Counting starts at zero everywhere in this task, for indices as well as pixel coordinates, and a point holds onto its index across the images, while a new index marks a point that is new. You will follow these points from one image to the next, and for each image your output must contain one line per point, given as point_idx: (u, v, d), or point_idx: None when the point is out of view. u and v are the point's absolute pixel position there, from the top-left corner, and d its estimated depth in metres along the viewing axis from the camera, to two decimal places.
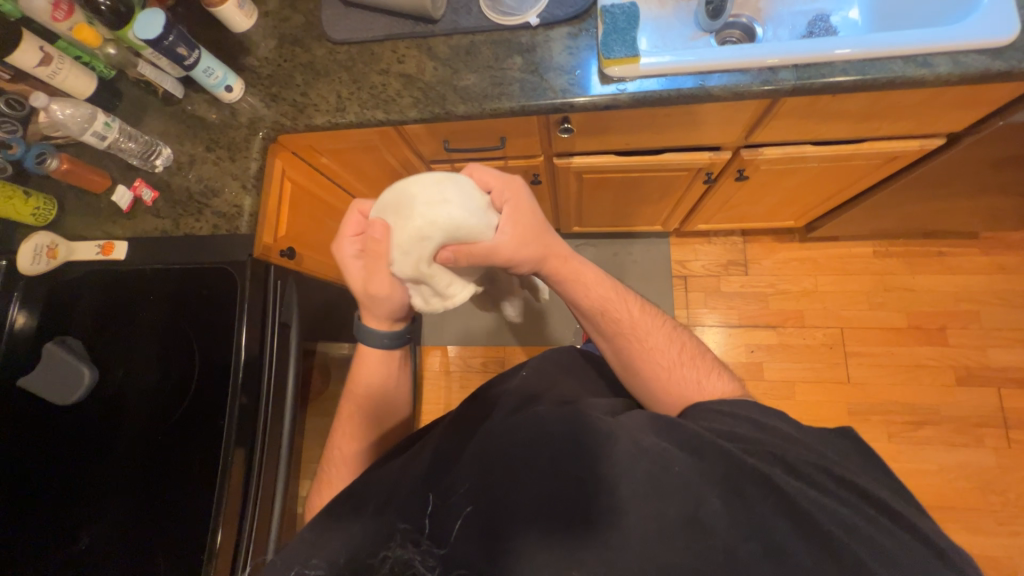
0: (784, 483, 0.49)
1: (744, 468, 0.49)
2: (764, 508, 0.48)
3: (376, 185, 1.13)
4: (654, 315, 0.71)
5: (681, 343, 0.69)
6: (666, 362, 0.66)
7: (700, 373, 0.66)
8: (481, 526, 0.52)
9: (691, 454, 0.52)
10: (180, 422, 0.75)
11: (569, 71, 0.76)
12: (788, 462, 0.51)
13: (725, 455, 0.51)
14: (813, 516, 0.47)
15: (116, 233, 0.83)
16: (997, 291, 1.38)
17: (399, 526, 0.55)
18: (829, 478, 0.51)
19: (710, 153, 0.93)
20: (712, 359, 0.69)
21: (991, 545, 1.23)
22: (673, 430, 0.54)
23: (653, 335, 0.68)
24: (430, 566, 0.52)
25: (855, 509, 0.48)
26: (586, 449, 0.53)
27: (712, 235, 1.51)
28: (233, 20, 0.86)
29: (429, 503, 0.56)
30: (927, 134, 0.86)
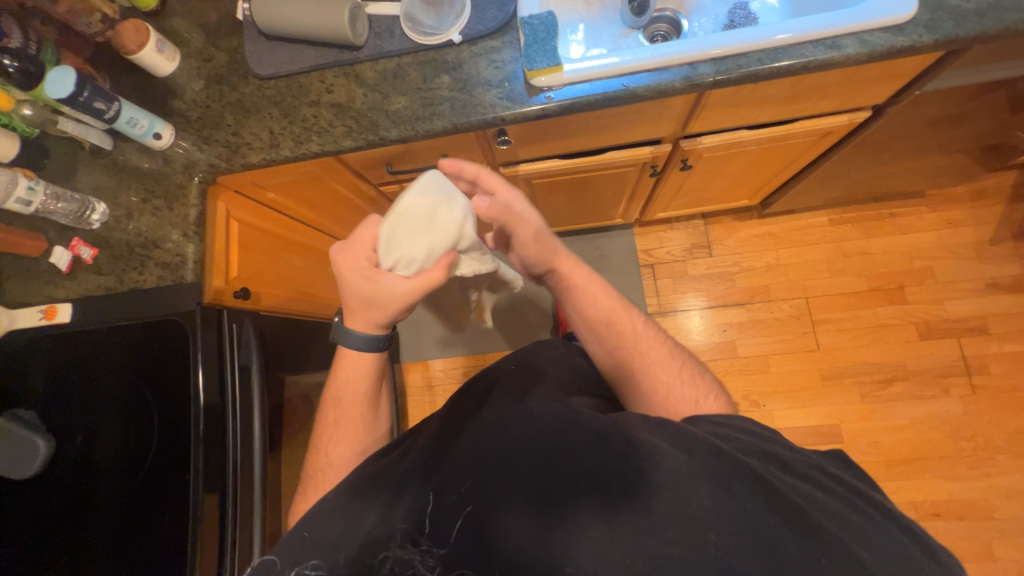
0: (774, 478, 0.49)
1: (735, 466, 0.49)
2: (755, 504, 0.47)
3: (329, 213, 1.12)
4: (658, 333, 0.70)
5: (683, 362, 0.68)
6: (666, 378, 0.66)
7: (698, 391, 0.65)
8: (480, 526, 0.51)
9: (683, 451, 0.51)
10: (148, 477, 0.75)
11: (496, 85, 0.77)
12: (778, 459, 0.52)
13: (719, 452, 0.51)
14: (805, 512, 0.47)
15: (58, 296, 0.82)
16: (949, 245, 1.43)
17: (397, 527, 0.53)
18: (820, 476, 0.51)
19: (652, 147, 0.95)
20: (711, 381, 0.68)
21: (968, 489, 1.28)
22: (663, 428, 0.54)
23: (657, 352, 0.68)
24: (430, 566, 0.50)
25: (846, 505, 0.49)
26: (581, 451, 0.53)
27: (674, 221, 1.54)
28: (155, 65, 0.83)
29: (429, 502, 0.54)
30: (853, 108, 0.89)
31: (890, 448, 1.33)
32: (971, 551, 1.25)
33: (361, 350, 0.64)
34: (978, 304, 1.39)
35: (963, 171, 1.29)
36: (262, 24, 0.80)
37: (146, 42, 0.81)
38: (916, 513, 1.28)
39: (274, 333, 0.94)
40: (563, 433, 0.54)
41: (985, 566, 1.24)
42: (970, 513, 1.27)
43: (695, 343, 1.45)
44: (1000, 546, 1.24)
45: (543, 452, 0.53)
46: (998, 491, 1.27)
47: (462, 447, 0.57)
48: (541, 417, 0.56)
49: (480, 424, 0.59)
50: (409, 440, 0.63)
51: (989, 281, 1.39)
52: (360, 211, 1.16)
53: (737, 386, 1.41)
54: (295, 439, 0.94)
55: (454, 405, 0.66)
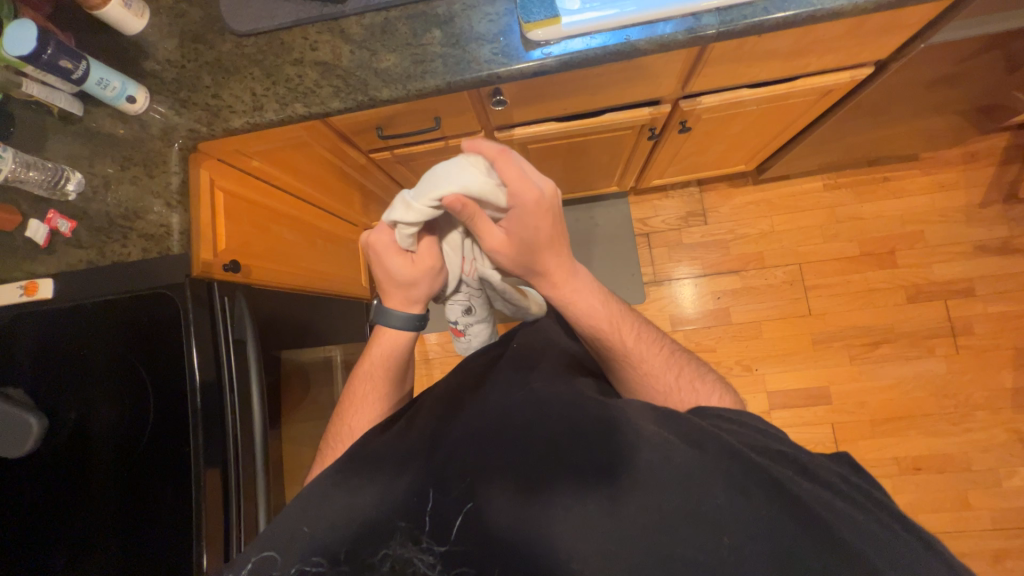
0: (794, 485, 0.45)
1: (750, 468, 0.46)
2: (770, 507, 0.44)
3: (318, 182, 1.08)
4: (652, 338, 0.65)
5: (680, 366, 0.64)
6: (663, 387, 0.62)
7: (697, 396, 0.61)
8: (483, 524, 0.46)
9: (693, 446, 0.47)
10: (148, 451, 0.74)
11: (491, 40, 0.73)
12: (797, 463, 0.48)
13: (731, 450, 0.47)
14: (825, 519, 0.43)
15: (38, 272, 0.76)
16: (939, 209, 1.44)
17: (398, 524, 0.47)
18: (841, 483, 0.47)
19: (651, 108, 0.92)
20: (712, 379, 0.65)
21: (947, 444, 1.34)
22: (673, 422, 0.50)
23: (653, 361, 0.63)
24: (431, 564, 0.45)
25: (871, 517, 0.45)
26: (589, 442, 0.49)
27: (669, 189, 1.52)
28: (123, 22, 0.79)
29: (429, 499, 0.48)
30: (855, 65, 0.87)
31: (876, 407, 1.38)
32: (949, 502, 1.31)
33: (402, 328, 0.67)
34: (966, 266, 1.41)
35: (959, 133, 1.28)
36: None
37: None
38: (898, 467, 1.34)
39: (269, 306, 0.92)
40: (570, 423, 0.50)
41: (960, 515, 1.30)
42: (949, 467, 1.33)
43: (691, 311, 1.46)
44: (975, 496, 1.31)
45: (550, 441, 0.49)
46: (976, 445, 1.33)
47: (458, 426, 0.53)
48: (547, 403, 0.52)
49: (482, 406, 0.55)
50: (405, 415, 0.58)
51: (977, 243, 1.41)
52: (349, 181, 1.13)
53: (730, 352, 1.43)
54: (293, 413, 0.94)
55: (453, 380, 0.62)
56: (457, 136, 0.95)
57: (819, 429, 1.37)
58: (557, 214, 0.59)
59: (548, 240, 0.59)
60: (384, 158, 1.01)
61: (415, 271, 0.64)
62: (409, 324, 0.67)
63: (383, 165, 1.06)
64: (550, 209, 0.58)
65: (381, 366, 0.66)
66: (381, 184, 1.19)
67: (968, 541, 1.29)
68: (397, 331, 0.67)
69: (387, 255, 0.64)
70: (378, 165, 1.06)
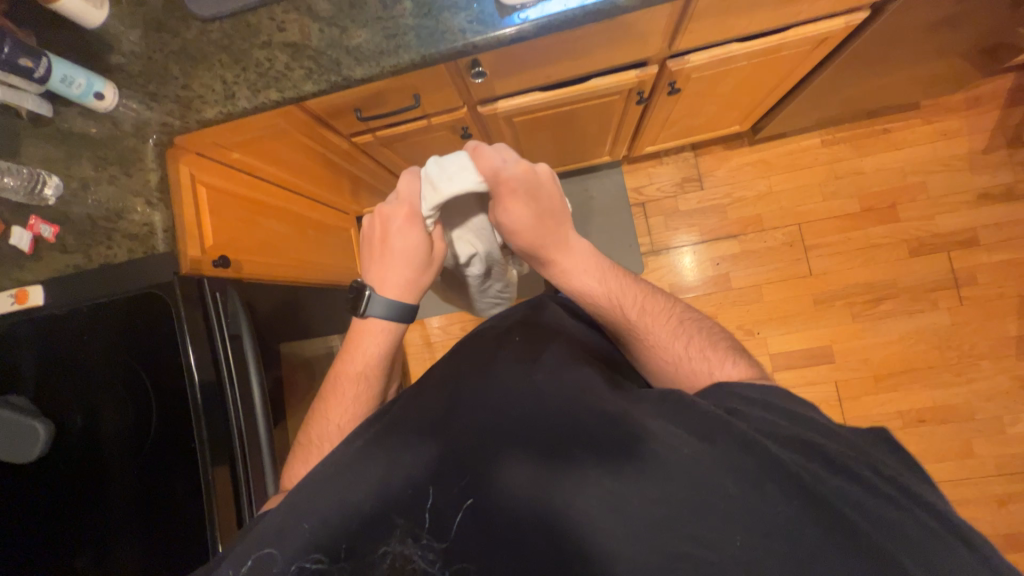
0: (811, 478, 0.43)
1: (765, 462, 0.43)
2: (786, 506, 0.42)
3: (302, 170, 1.06)
4: (660, 308, 0.63)
5: (689, 335, 0.61)
6: (672, 357, 0.60)
7: (709, 365, 0.58)
8: (482, 515, 0.46)
9: (702, 438, 0.46)
10: (155, 449, 0.75)
11: (465, 8, 0.70)
12: (825, 455, 0.44)
13: (743, 442, 0.45)
14: (850, 520, 0.41)
15: (27, 280, 0.76)
16: (942, 157, 1.40)
17: (396, 522, 0.47)
18: (873, 475, 0.43)
19: (638, 71, 0.89)
20: (726, 346, 0.60)
21: (951, 395, 1.34)
22: (679, 410, 0.49)
23: (659, 331, 0.61)
24: (431, 560, 0.45)
25: (911, 520, 0.41)
26: (593, 436, 0.48)
27: (663, 155, 1.48)
28: (82, 15, 0.75)
29: (428, 496, 0.48)
30: (849, 9, 0.83)
31: (880, 363, 1.37)
32: (952, 451, 1.33)
33: (385, 319, 0.66)
34: (970, 215, 1.38)
35: (961, 76, 1.23)
36: None
37: None
38: (902, 421, 1.35)
39: (265, 299, 0.91)
40: (571, 425, 0.49)
41: (964, 463, 1.32)
42: (953, 417, 1.34)
43: (690, 279, 1.45)
44: (979, 444, 1.32)
45: (552, 437, 0.49)
46: (980, 395, 1.34)
47: (458, 418, 0.52)
48: (549, 399, 0.51)
49: (481, 397, 0.53)
50: (403, 403, 0.56)
51: (981, 191, 1.38)
52: (334, 168, 1.10)
53: (731, 317, 1.43)
54: (297, 404, 0.94)
55: (454, 363, 0.60)
56: (440, 113, 0.92)
57: (823, 387, 1.38)
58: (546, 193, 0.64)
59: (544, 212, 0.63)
60: (367, 141, 0.98)
61: (431, 254, 0.67)
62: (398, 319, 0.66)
63: (367, 149, 1.04)
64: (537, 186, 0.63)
65: (373, 368, 0.64)
66: (369, 170, 1.17)
67: (972, 488, 1.31)
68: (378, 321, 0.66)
69: (406, 230, 0.64)
70: (362, 150, 1.04)
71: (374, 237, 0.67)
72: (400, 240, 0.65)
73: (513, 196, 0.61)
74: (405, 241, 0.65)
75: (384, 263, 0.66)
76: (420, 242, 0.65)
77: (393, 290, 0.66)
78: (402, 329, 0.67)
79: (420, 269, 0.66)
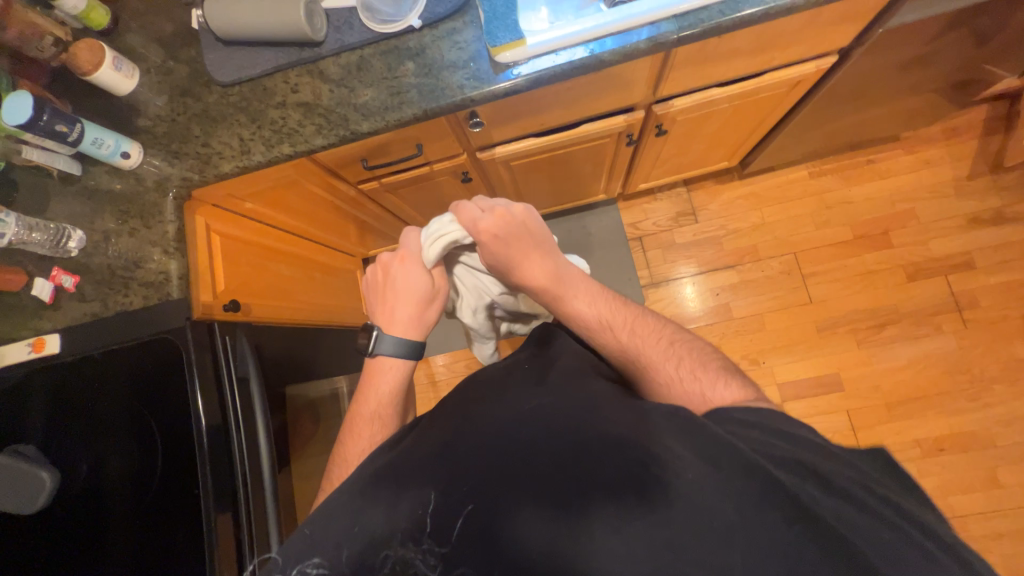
0: (811, 500, 0.42)
1: (768, 487, 0.42)
2: (788, 531, 0.40)
3: (310, 217, 1.11)
4: (651, 331, 0.64)
5: (680, 357, 0.61)
6: (662, 378, 0.60)
7: (700, 386, 0.58)
8: (484, 530, 0.45)
9: (707, 464, 0.44)
10: (157, 497, 0.74)
11: (462, 66, 0.76)
12: (821, 477, 0.44)
13: (749, 466, 0.43)
14: (853, 546, 0.40)
15: (44, 328, 0.79)
16: (928, 186, 1.44)
17: (398, 527, 0.46)
18: (868, 496, 0.43)
19: (625, 115, 0.94)
20: (718, 366, 0.60)
21: (968, 421, 1.31)
22: (689, 434, 0.47)
23: (649, 354, 0.61)
24: (431, 565, 0.44)
25: (911, 546, 0.41)
26: (596, 456, 0.47)
27: (657, 192, 1.54)
28: (115, 85, 0.83)
29: (431, 501, 0.47)
30: (819, 54, 0.90)
31: (890, 390, 1.35)
32: (978, 481, 1.28)
33: (393, 355, 0.67)
34: (962, 239, 1.40)
35: (936, 110, 1.30)
36: (219, 29, 0.80)
37: (103, 61, 0.80)
38: (921, 450, 1.31)
39: (271, 341, 0.93)
40: (575, 445, 0.48)
41: (990, 494, 1.27)
42: (973, 445, 1.30)
43: (692, 310, 1.46)
44: (1005, 473, 1.27)
45: (556, 460, 0.47)
46: (998, 420, 1.30)
47: (468, 440, 0.51)
48: (555, 420, 0.51)
49: (489, 420, 0.53)
50: (418, 431, 0.57)
51: (970, 216, 1.41)
52: (341, 214, 1.15)
53: (734, 347, 1.43)
54: (301, 449, 0.94)
55: (465, 393, 0.60)
56: (441, 160, 0.98)
57: (834, 416, 1.35)
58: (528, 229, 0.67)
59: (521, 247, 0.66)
60: (373, 188, 1.03)
61: (433, 289, 0.70)
62: (402, 352, 0.67)
63: (373, 196, 1.09)
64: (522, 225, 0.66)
65: (388, 401, 0.66)
66: (374, 215, 1.22)
67: (1003, 520, 1.25)
68: (388, 358, 0.68)
69: (407, 270, 0.69)
70: (368, 196, 1.09)
71: (378, 281, 0.71)
72: (401, 279, 0.69)
73: (499, 232, 0.66)
74: (407, 281, 0.69)
75: (390, 301, 0.69)
76: (420, 281, 0.69)
77: (397, 328, 0.68)
78: (412, 364, 0.69)
79: (422, 306, 0.69)
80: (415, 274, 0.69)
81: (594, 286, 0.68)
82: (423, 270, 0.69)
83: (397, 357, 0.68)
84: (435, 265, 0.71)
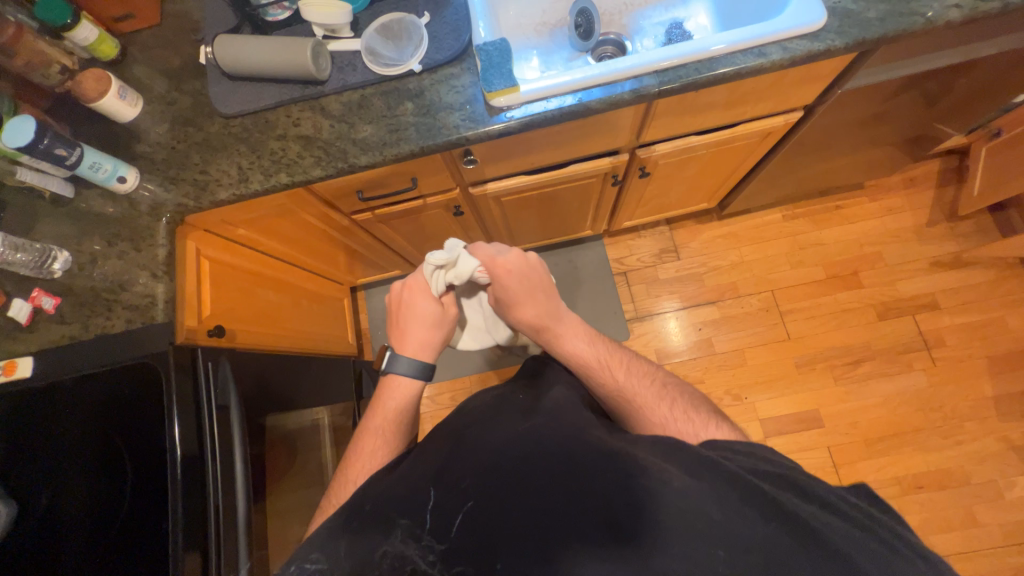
0: (790, 504, 0.45)
1: (745, 491, 0.45)
2: (766, 526, 0.42)
3: (302, 245, 1.12)
4: (643, 373, 0.66)
5: (673, 398, 0.62)
6: (657, 418, 0.60)
7: (694, 426, 0.58)
8: (479, 527, 0.45)
9: (691, 474, 0.46)
10: (121, 532, 0.69)
11: (459, 108, 0.81)
12: (794, 484, 0.47)
13: (730, 478, 0.46)
14: (831, 542, 0.42)
15: (18, 352, 0.77)
16: (891, 230, 1.54)
17: (399, 521, 0.48)
18: (842, 502, 0.46)
19: (611, 158, 1.00)
20: (708, 411, 0.61)
21: (944, 458, 1.34)
22: (673, 451, 0.49)
23: (644, 393, 0.63)
24: (431, 561, 0.44)
25: (880, 542, 0.43)
26: (585, 467, 0.48)
27: (640, 229, 1.60)
28: (118, 112, 0.85)
29: (430, 497, 0.49)
30: (787, 110, 0.98)
31: (868, 426, 1.38)
32: (956, 520, 1.29)
33: (409, 375, 0.68)
34: (926, 281, 1.48)
35: (894, 162, 1.41)
36: (226, 65, 0.83)
37: (108, 90, 0.83)
38: (901, 487, 1.33)
39: (254, 368, 0.91)
40: (567, 455, 0.49)
41: (969, 533, 1.28)
42: (949, 482, 1.32)
43: (676, 344, 1.49)
44: (981, 511, 1.29)
45: (547, 466, 0.48)
46: (971, 458, 1.33)
47: (463, 452, 0.52)
48: (547, 434, 0.52)
49: (481, 436, 0.54)
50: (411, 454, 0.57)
51: (932, 260, 1.50)
52: (333, 242, 1.17)
53: (717, 382, 1.45)
54: (277, 482, 0.91)
55: (455, 416, 0.62)
56: (434, 194, 1.01)
57: (815, 453, 1.37)
58: (526, 267, 0.71)
59: (523, 288, 0.70)
60: (366, 218, 1.06)
61: (444, 314, 0.72)
62: (417, 372, 0.69)
63: (365, 226, 1.11)
64: (519, 266, 0.71)
65: (388, 418, 0.66)
66: (366, 244, 1.23)
67: (982, 560, 1.26)
68: (403, 378, 0.68)
69: (418, 296, 0.71)
70: (361, 226, 1.11)
71: (393, 308, 0.73)
72: (413, 306, 0.71)
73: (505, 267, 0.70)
74: (419, 308, 0.71)
75: (401, 327, 0.71)
76: (430, 307, 0.71)
77: (408, 351, 0.69)
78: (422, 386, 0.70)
79: (433, 330, 0.71)
80: (427, 301, 0.71)
81: (591, 332, 0.71)
82: (434, 297, 0.71)
83: (411, 377, 0.68)
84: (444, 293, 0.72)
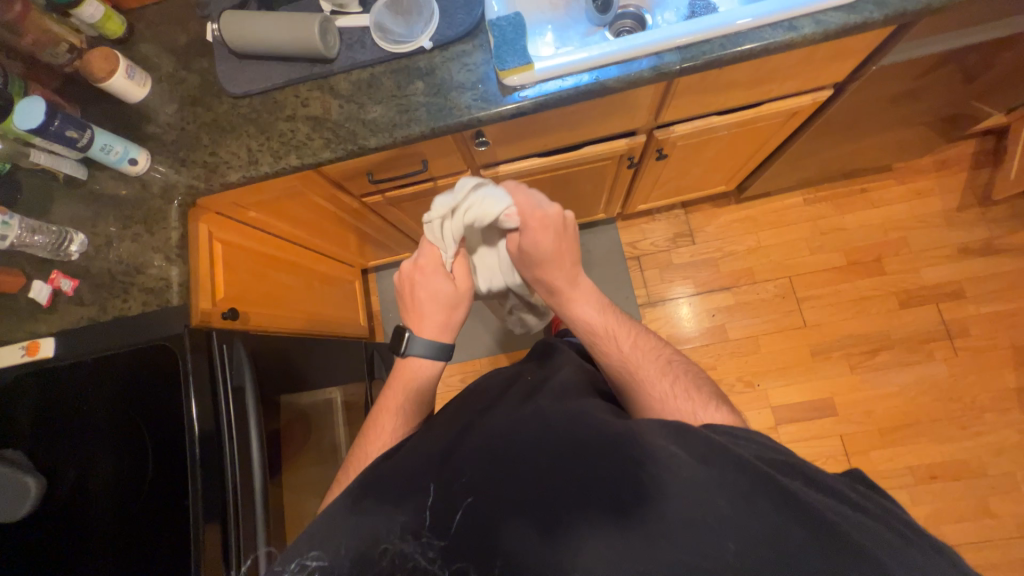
0: (804, 495, 0.44)
1: (758, 480, 0.43)
2: (778, 517, 0.42)
3: (312, 227, 1.11)
4: (650, 347, 0.65)
5: (676, 375, 0.62)
6: (657, 393, 0.60)
7: (693, 406, 0.58)
8: (481, 521, 0.46)
9: (699, 461, 0.45)
10: (141, 510, 0.71)
11: (471, 87, 0.78)
12: (805, 473, 0.46)
13: (743, 467, 0.44)
14: (848, 535, 0.41)
15: (39, 331, 0.79)
16: (918, 215, 1.48)
17: (399, 516, 0.47)
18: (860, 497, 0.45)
19: (627, 139, 0.97)
20: (711, 392, 0.60)
21: (960, 449, 1.32)
22: (681, 434, 0.48)
23: (647, 367, 0.62)
24: (431, 558, 0.45)
25: (897, 535, 0.42)
26: (591, 456, 0.47)
27: (655, 212, 1.56)
28: (126, 92, 0.84)
29: (428, 498, 0.48)
30: (816, 88, 0.93)
31: (882, 416, 1.36)
32: (969, 510, 1.28)
33: (428, 356, 0.68)
34: (952, 269, 1.43)
35: (926, 143, 1.34)
36: (233, 43, 0.81)
37: (116, 69, 0.82)
38: (914, 477, 1.32)
39: (268, 350, 0.92)
40: (571, 445, 0.48)
41: (982, 524, 1.27)
42: (964, 473, 1.30)
43: (688, 330, 1.47)
44: (995, 503, 1.28)
45: (551, 457, 0.48)
46: (989, 450, 1.31)
47: (467, 443, 0.52)
48: (553, 422, 0.51)
49: (485, 428, 0.54)
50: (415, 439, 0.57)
51: (960, 246, 1.44)
52: (344, 225, 1.16)
53: (729, 369, 1.43)
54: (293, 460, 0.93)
55: (461, 404, 0.61)
56: (445, 176, 0.99)
57: (827, 441, 1.36)
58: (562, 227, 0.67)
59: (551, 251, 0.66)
60: (376, 201, 1.05)
61: (458, 291, 0.70)
62: (437, 351, 0.68)
63: (375, 208, 1.10)
64: (555, 224, 0.66)
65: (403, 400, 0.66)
66: (376, 227, 1.22)
67: (993, 551, 1.25)
68: (423, 360, 0.69)
69: (431, 277, 0.69)
70: (371, 208, 1.10)
71: (405, 292, 0.71)
72: (424, 285, 0.70)
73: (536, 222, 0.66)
74: (431, 287, 0.69)
75: (416, 310, 0.70)
76: (443, 284, 0.69)
77: (426, 331, 0.69)
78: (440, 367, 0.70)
79: (449, 306, 0.70)
80: (438, 277, 0.69)
81: (607, 303, 0.70)
82: (445, 270, 0.70)
83: (431, 359, 0.69)
84: (454, 264, 0.71)
